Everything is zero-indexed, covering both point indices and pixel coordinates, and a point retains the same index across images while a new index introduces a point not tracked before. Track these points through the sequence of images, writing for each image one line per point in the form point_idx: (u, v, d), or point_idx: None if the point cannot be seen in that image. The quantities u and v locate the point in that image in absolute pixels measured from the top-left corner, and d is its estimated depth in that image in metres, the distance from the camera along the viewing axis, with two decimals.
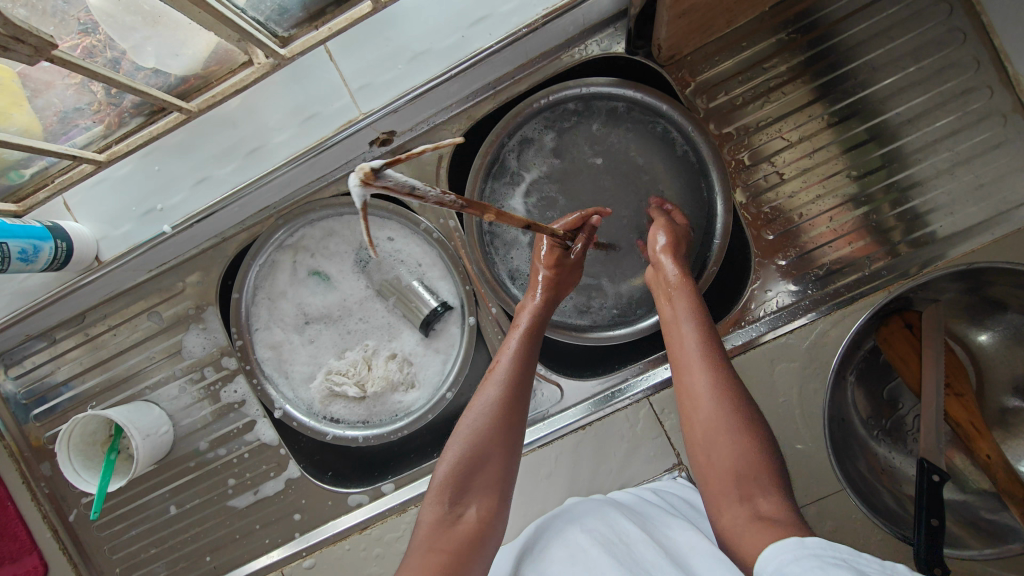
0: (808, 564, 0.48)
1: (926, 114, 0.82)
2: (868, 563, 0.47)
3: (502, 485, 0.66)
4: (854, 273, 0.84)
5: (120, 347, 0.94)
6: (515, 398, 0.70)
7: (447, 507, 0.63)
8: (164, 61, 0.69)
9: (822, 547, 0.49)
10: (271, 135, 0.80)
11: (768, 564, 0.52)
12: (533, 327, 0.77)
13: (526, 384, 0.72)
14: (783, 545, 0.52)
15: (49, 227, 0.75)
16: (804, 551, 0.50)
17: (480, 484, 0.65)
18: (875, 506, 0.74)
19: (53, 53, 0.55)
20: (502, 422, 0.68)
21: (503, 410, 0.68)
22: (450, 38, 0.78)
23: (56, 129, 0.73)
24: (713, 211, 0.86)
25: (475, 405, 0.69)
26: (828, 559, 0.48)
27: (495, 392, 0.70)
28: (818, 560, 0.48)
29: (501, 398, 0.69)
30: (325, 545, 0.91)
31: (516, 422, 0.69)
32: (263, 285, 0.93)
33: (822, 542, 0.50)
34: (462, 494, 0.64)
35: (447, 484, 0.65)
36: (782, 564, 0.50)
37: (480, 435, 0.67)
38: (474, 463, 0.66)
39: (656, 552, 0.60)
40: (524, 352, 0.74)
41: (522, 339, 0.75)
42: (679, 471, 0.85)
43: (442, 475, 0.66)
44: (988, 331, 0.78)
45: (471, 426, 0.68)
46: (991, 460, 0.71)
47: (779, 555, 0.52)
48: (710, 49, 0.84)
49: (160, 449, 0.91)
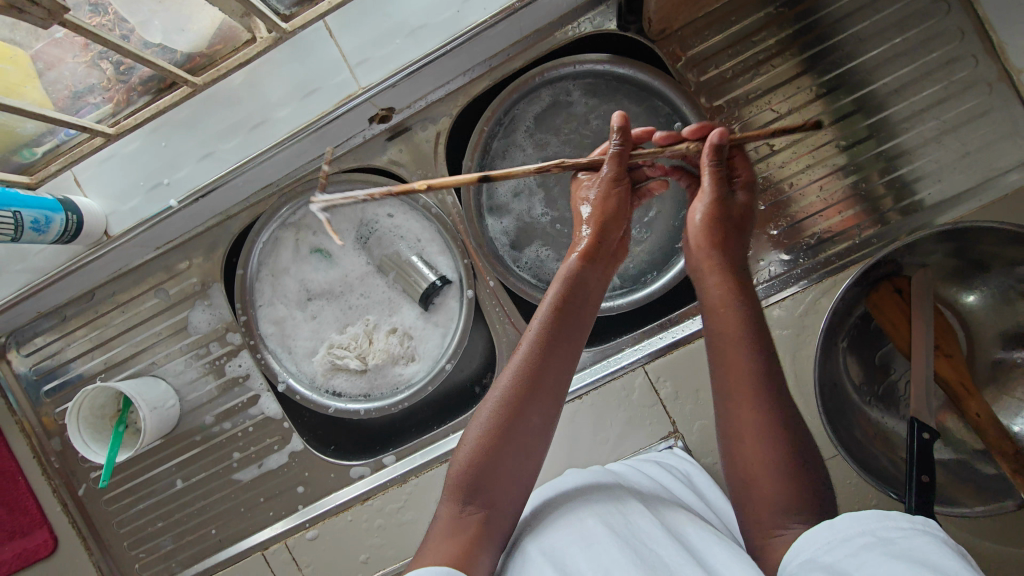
0: (842, 553, 0.50)
1: (913, 84, 0.84)
2: (897, 536, 0.48)
3: (517, 481, 0.64)
4: (844, 241, 0.85)
5: (128, 324, 0.97)
6: (535, 388, 0.65)
7: (460, 506, 0.62)
8: (171, 37, 0.72)
9: (849, 529, 0.51)
10: (273, 111, 0.82)
11: (797, 556, 0.54)
12: (566, 301, 0.69)
13: (553, 372, 0.66)
14: (814, 536, 0.53)
15: (60, 200, 0.77)
16: (833, 538, 0.51)
17: (495, 485, 0.63)
18: (866, 467, 0.76)
19: (66, 17, 0.58)
20: (518, 418, 0.64)
21: (519, 401, 0.64)
22: (446, 12, 0.80)
23: (67, 105, 0.75)
24: None
25: (492, 394, 0.66)
26: (858, 542, 0.49)
27: (511, 381, 0.65)
28: (850, 545, 0.50)
29: (517, 389, 0.65)
30: (327, 517, 0.93)
31: (535, 416, 0.65)
32: (267, 262, 0.95)
33: (848, 523, 0.51)
34: (474, 495, 0.62)
35: (460, 481, 0.63)
36: (814, 553, 0.52)
37: (493, 431, 0.64)
38: (491, 463, 0.63)
39: (653, 525, 0.61)
40: (550, 336, 0.66)
41: (551, 317, 0.68)
42: (675, 440, 0.86)
43: (458, 472, 0.64)
44: (976, 293, 0.79)
45: (486, 418, 0.65)
46: (981, 419, 0.72)
47: (812, 544, 0.53)
48: (700, 24, 0.86)
49: (167, 422, 0.93)
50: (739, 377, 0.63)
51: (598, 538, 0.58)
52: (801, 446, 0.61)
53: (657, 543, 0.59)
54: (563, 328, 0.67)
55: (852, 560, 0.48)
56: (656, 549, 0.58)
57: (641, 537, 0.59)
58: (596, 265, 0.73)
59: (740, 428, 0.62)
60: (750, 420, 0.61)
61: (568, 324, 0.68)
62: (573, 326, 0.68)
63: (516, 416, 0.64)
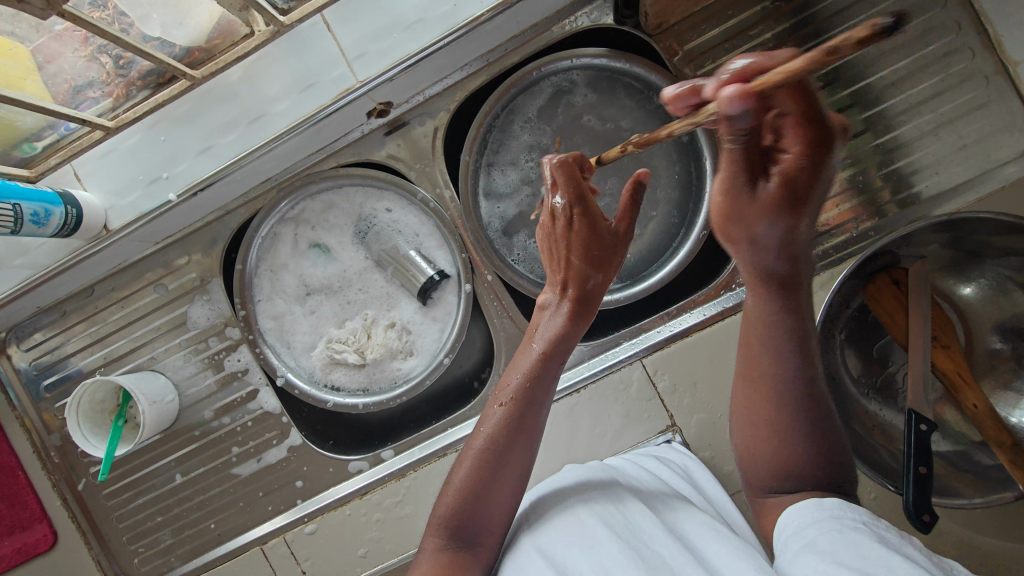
0: (828, 528, 0.53)
1: (910, 77, 0.84)
2: (887, 530, 0.51)
3: (496, 523, 0.66)
4: (842, 234, 0.85)
5: (128, 319, 0.97)
6: (514, 435, 0.67)
7: (441, 542, 0.65)
8: (169, 30, 0.72)
9: (839, 511, 0.54)
10: (271, 105, 0.83)
11: (784, 527, 0.57)
12: (547, 351, 0.71)
13: (531, 420, 0.68)
14: (802, 508, 0.57)
15: (60, 193, 0.78)
16: (822, 515, 0.54)
17: (478, 524, 0.65)
18: (861, 457, 0.77)
19: (65, 8, 0.58)
20: (498, 464, 0.66)
21: (498, 449, 0.67)
22: (444, 6, 0.80)
23: (67, 99, 0.76)
24: (703, 175, 0.90)
25: (475, 439, 0.69)
26: (846, 523, 0.52)
27: (491, 430, 0.68)
28: (837, 524, 0.53)
29: (497, 437, 0.67)
30: (326, 511, 0.93)
31: (513, 462, 0.67)
32: (265, 257, 0.95)
33: (838, 508, 0.54)
34: (458, 533, 0.65)
35: (444, 520, 0.66)
36: (800, 526, 0.55)
37: (474, 475, 0.66)
38: (473, 504, 0.65)
39: (653, 523, 0.61)
40: (530, 384, 0.69)
41: (533, 366, 0.70)
42: (673, 433, 0.87)
43: (443, 510, 0.67)
44: (973, 284, 0.79)
45: (468, 462, 0.67)
46: (978, 409, 0.73)
47: (800, 517, 0.56)
48: (697, 18, 0.86)
49: (166, 417, 0.94)
50: (764, 378, 0.59)
51: (597, 539, 0.58)
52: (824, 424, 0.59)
53: (657, 542, 0.58)
54: (542, 376, 0.70)
55: (838, 537, 0.51)
56: (656, 547, 0.58)
57: (641, 537, 0.58)
58: (585, 304, 0.72)
59: (764, 424, 0.60)
60: (763, 418, 0.61)
61: (547, 373, 0.70)
62: (554, 373, 0.71)
63: (495, 463, 0.66)
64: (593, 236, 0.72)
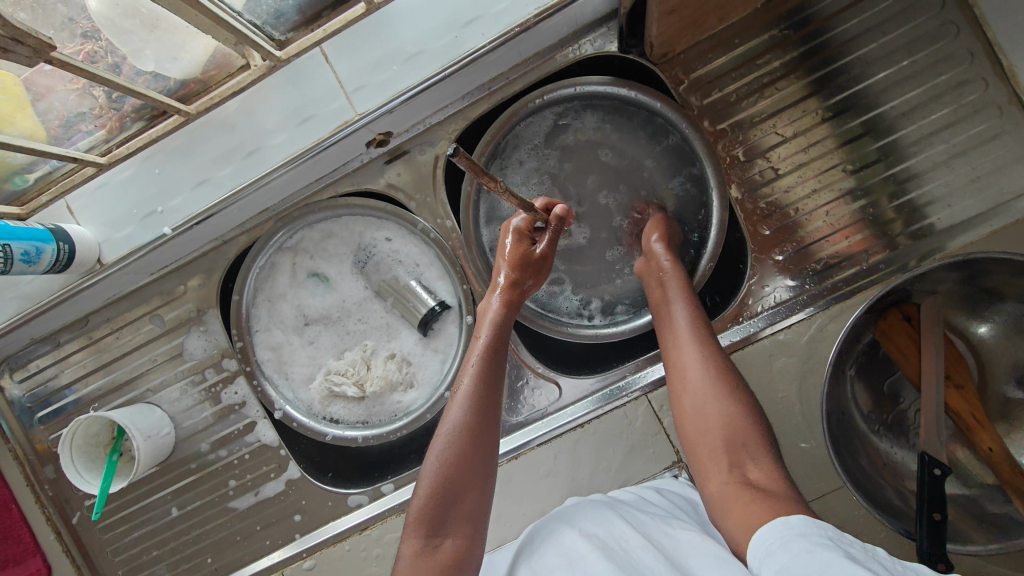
0: (796, 547, 0.49)
1: (921, 107, 0.82)
2: (852, 544, 0.48)
3: (477, 513, 0.66)
4: (852, 267, 0.84)
5: (123, 349, 0.95)
6: (480, 421, 0.69)
7: (424, 540, 0.63)
8: (162, 65, 0.71)
9: (807, 527, 0.51)
10: (268, 137, 0.81)
11: (757, 548, 0.53)
12: (495, 339, 0.75)
13: (493, 401, 0.71)
14: (770, 529, 0.53)
15: (52, 230, 0.77)
16: (790, 533, 0.51)
17: (456, 514, 0.65)
18: (876, 501, 0.74)
19: (52, 54, 0.57)
20: (470, 448, 0.67)
21: (469, 433, 0.68)
22: (445, 38, 0.79)
23: (59, 134, 0.74)
24: (707, 203, 0.88)
25: (441, 431, 0.69)
26: (813, 540, 0.49)
27: (459, 415, 0.69)
28: (805, 541, 0.49)
29: (466, 421, 0.68)
30: (324, 547, 0.91)
31: (483, 445, 0.68)
32: (263, 287, 0.94)
33: (802, 523, 0.52)
34: (439, 526, 0.64)
35: (423, 516, 0.64)
36: (770, 549, 0.51)
37: (450, 463, 0.66)
38: (449, 494, 0.66)
39: (656, 560, 0.59)
40: (487, 368, 0.72)
41: (484, 353, 0.73)
42: (679, 469, 0.84)
43: (418, 507, 0.65)
44: (987, 322, 0.77)
45: (438, 453, 0.67)
46: (993, 451, 0.71)
47: (767, 540, 0.53)
48: (703, 47, 0.84)
49: (162, 451, 0.92)
50: (685, 381, 0.72)
51: None
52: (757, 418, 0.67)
53: None
54: (495, 360, 0.73)
55: (806, 556, 0.47)
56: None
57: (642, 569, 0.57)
58: (518, 301, 0.79)
59: (706, 415, 0.68)
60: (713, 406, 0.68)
61: (498, 357, 0.74)
62: (504, 357, 0.75)
63: (467, 447, 0.67)
64: (532, 276, 0.79)
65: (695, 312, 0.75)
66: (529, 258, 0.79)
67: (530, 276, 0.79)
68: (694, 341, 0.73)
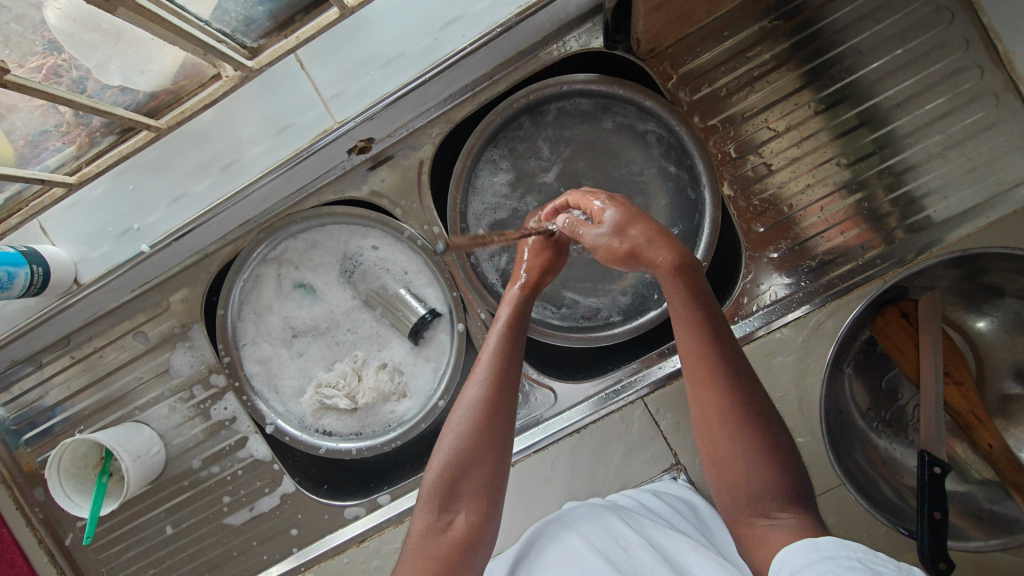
0: (824, 568, 0.47)
1: (916, 97, 0.80)
2: (883, 565, 0.46)
3: (492, 494, 0.63)
4: (847, 263, 0.82)
5: (109, 367, 0.93)
6: (498, 407, 0.64)
7: (434, 517, 0.61)
8: (130, 78, 0.68)
9: (834, 550, 0.49)
10: (246, 148, 0.79)
11: (781, 569, 0.50)
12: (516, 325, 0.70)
13: (514, 383, 0.66)
14: (795, 549, 0.51)
15: (24, 253, 0.74)
16: (816, 554, 0.49)
17: (469, 494, 0.62)
18: (875, 500, 0.73)
19: (6, 78, 0.55)
20: (490, 429, 0.63)
21: (488, 413, 0.64)
22: (425, 40, 0.76)
23: (26, 153, 0.71)
24: (701, 206, 0.85)
25: (457, 411, 0.65)
26: (842, 562, 0.47)
27: (478, 394, 0.64)
28: (833, 563, 0.47)
29: (486, 399, 0.64)
30: (323, 560, 0.90)
31: (504, 426, 0.64)
32: (249, 300, 0.91)
33: (834, 544, 0.49)
34: (451, 501, 0.62)
35: (435, 491, 0.62)
36: (794, 568, 0.49)
37: (466, 444, 0.62)
38: (463, 473, 0.62)
39: (654, 560, 0.58)
40: (509, 351, 0.67)
41: (504, 334, 0.68)
42: (678, 472, 0.83)
43: (432, 481, 0.62)
44: (987, 317, 0.77)
45: (453, 434, 0.63)
46: (994, 449, 0.70)
47: (793, 558, 0.50)
48: (693, 40, 0.82)
49: (152, 470, 0.90)
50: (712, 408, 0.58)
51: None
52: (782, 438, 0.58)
53: None
54: (517, 340, 0.68)
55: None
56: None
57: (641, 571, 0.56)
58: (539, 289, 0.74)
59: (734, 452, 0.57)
60: (737, 450, 0.57)
61: (522, 336, 0.69)
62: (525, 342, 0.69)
63: (487, 427, 0.63)
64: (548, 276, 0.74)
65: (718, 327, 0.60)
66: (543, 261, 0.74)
67: (552, 269, 0.75)
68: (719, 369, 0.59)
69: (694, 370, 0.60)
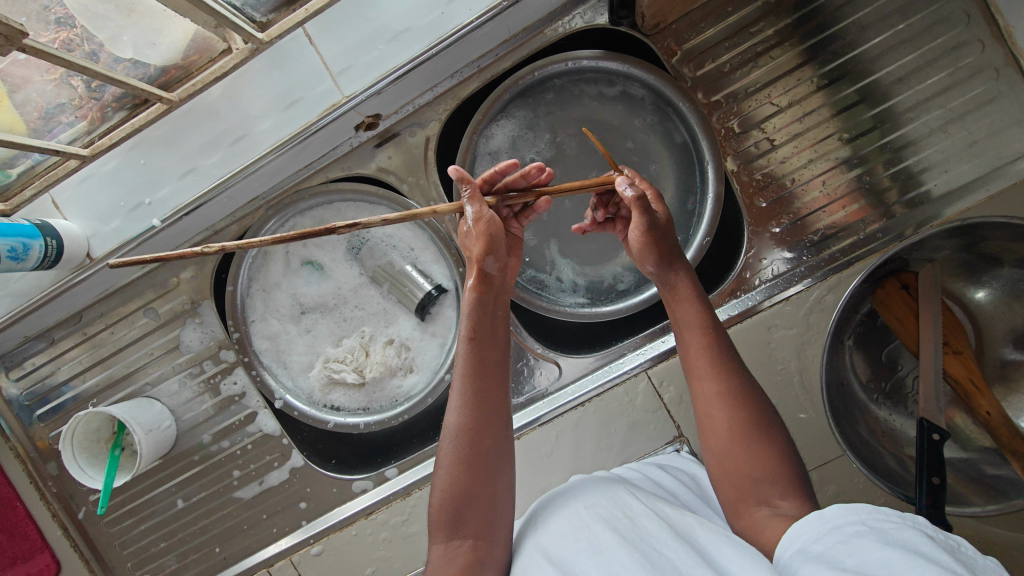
0: (832, 541, 0.49)
1: (917, 72, 0.81)
2: (886, 521, 0.48)
3: (492, 514, 0.63)
4: (849, 237, 0.84)
5: (120, 344, 0.94)
6: (479, 424, 0.65)
7: (446, 544, 0.61)
8: (142, 51, 0.69)
9: (840, 518, 0.50)
10: (254, 123, 0.81)
11: (790, 541, 0.53)
12: (478, 330, 0.69)
13: (490, 393, 0.66)
14: (806, 523, 0.53)
15: (38, 226, 0.76)
16: (824, 527, 0.50)
17: (473, 515, 0.62)
18: (876, 468, 0.74)
19: (25, 42, 0.56)
20: (480, 452, 0.64)
21: (473, 438, 0.64)
22: (431, 15, 0.79)
23: (39, 126, 0.72)
24: (704, 179, 0.86)
25: (445, 435, 0.65)
26: (848, 530, 0.48)
27: (457, 418, 0.65)
28: (840, 534, 0.49)
29: (467, 424, 0.64)
30: (331, 533, 0.91)
31: (491, 446, 0.65)
32: (257, 277, 0.93)
33: (837, 513, 0.51)
34: (457, 528, 0.61)
35: (440, 519, 0.62)
36: (805, 542, 0.51)
37: (459, 470, 0.63)
38: (463, 498, 0.62)
39: (660, 526, 0.57)
40: (477, 362, 0.67)
41: (468, 350, 0.67)
42: (681, 443, 0.85)
43: (436, 510, 0.63)
44: (986, 288, 0.78)
45: (446, 462, 0.64)
46: (991, 416, 0.71)
47: (802, 533, 0.52)
48: (696, 15, 0.83)
49: (164, 444, 0.91)
50: (712, 404, 0.64)
51: (606, 547, 0.55)
52: (773, 432, 0.62)
53: (666, 546, 0.55)
54: (483, 354, 0.68)
55: (843, 548, 0.47)
56: (663, 551, 0.54)
57: (649, 540, 0.55)
58: (494, 296, 0.72)
59: (742, 448, 0.61)
60: (739, 435, 0.62)
61: (487, 346, 0.68)
62: (492, 347, 0.69)
63: (474, 451, 0.64)
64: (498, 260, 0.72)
65: (714, 328, 0.67)
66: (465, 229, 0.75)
67: (487, 247, 0.71)
68: (716, 366, 0.65)
69: (695, 364, 0.66)
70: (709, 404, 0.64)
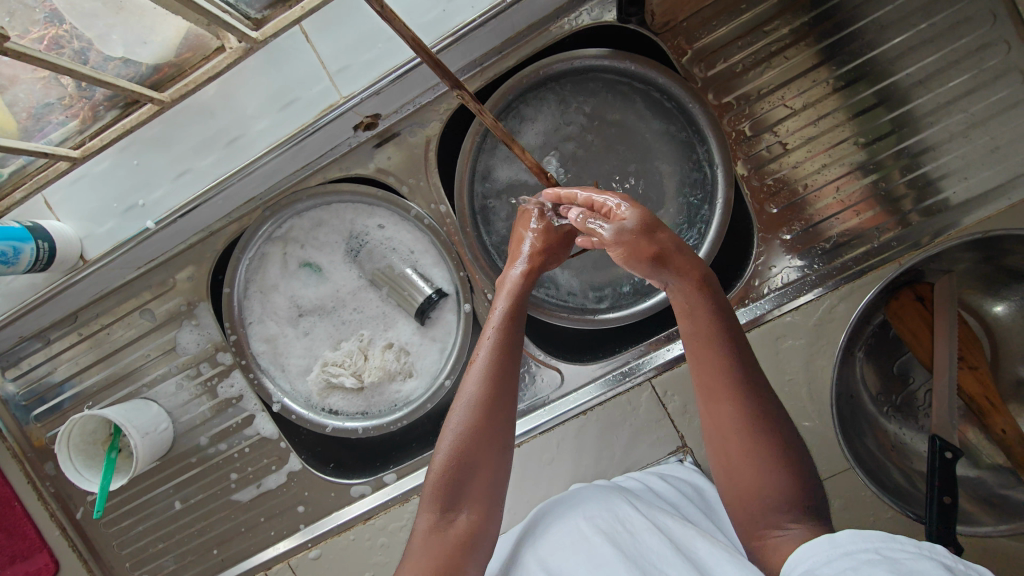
0: (843, 565, 0.47)
1: (938, 74, 0.78)
2: (900, 551, 0.46)
3: (493, 495, 0.61)
4: (862, 245, 0.81)
5: (116, 344, 0.92)
6: (497, 406, 0.63)
7: (438, 515, 0.59)
8: (132, 49, 0.68)
9: (852, 543, 0.48)
10: (251, 123, 0.79)
11: (798, 562, 0.51)
12: (513, 310, 0.69)
13: (512, 376, 0.65)
14: (815, 546, 0.51)
15: (29, 228, 0.74)
16: (836, 551, 0.48)
17: (472, 490, 0.60)
18: (884, 483, 0.72)
19: (7, 45, 0.54)
20: (488, 425, 0.62)
21: (488, 411, 0.62)
22: (432, 12, 0.76)
23: (29, 125, 0.71)
24: (715, 185, 0.83)
25: (459, 404, 0.63)
26: (861, 556, 0.46)
27: (476, 388, 0.63)
28: (853, 560, 0.47)
29: (487, 396, 0.63)
30: (329, 537, 0.91)
31: (502, 423, 0.63)
32: (254, 278, 0.90)
33: (851, 538, 0.48)
34: (456, 497, 0.60)
35: (438, 489, 0.60)
36: (814, 566, 0.49)
37: (468, 442, 0.61)
38: (467, 467, 0.61)
39: (660, 541, 0.55)
40: (509, 339, 0.66)
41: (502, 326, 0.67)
42: (684, 454, 0.83)
43: (434, 479, 0.61)
44: (1005, 301, 0.76)
45: (455, 433, 0.62)
46: (1007, 435, 0.69)
47: (813, 556, 0.50)
48: (708, 13, 0.80)
49: (160, 446, 0.90)
50: (729, 431, 0.59)
51: (606, 563, 0.53)
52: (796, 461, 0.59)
53: (664, 565, 0.53)
54: (514, 336, 0.67)
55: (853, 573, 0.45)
56: (662, 569, 0.52)
57: (646, 556, 0.54)
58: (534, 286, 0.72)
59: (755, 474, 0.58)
60: (756, 466, 0.58)
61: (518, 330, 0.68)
62: (522, 331, 0.68)
63: (488, 421, 0.62)
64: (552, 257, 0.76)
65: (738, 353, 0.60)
66: (560, 237, 0.76)
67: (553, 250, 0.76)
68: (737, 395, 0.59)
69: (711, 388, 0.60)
70: (725, 429, 0.59)
